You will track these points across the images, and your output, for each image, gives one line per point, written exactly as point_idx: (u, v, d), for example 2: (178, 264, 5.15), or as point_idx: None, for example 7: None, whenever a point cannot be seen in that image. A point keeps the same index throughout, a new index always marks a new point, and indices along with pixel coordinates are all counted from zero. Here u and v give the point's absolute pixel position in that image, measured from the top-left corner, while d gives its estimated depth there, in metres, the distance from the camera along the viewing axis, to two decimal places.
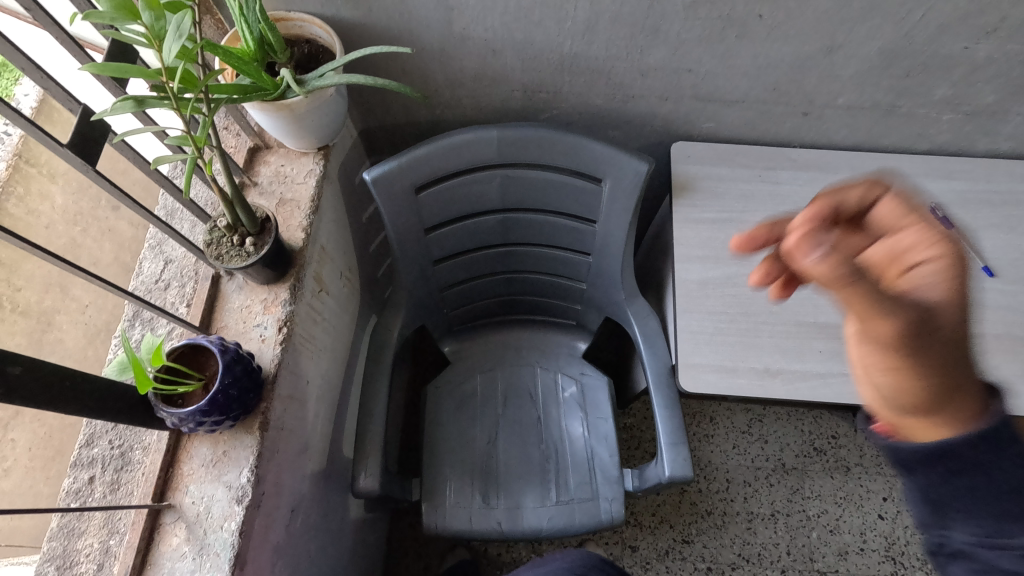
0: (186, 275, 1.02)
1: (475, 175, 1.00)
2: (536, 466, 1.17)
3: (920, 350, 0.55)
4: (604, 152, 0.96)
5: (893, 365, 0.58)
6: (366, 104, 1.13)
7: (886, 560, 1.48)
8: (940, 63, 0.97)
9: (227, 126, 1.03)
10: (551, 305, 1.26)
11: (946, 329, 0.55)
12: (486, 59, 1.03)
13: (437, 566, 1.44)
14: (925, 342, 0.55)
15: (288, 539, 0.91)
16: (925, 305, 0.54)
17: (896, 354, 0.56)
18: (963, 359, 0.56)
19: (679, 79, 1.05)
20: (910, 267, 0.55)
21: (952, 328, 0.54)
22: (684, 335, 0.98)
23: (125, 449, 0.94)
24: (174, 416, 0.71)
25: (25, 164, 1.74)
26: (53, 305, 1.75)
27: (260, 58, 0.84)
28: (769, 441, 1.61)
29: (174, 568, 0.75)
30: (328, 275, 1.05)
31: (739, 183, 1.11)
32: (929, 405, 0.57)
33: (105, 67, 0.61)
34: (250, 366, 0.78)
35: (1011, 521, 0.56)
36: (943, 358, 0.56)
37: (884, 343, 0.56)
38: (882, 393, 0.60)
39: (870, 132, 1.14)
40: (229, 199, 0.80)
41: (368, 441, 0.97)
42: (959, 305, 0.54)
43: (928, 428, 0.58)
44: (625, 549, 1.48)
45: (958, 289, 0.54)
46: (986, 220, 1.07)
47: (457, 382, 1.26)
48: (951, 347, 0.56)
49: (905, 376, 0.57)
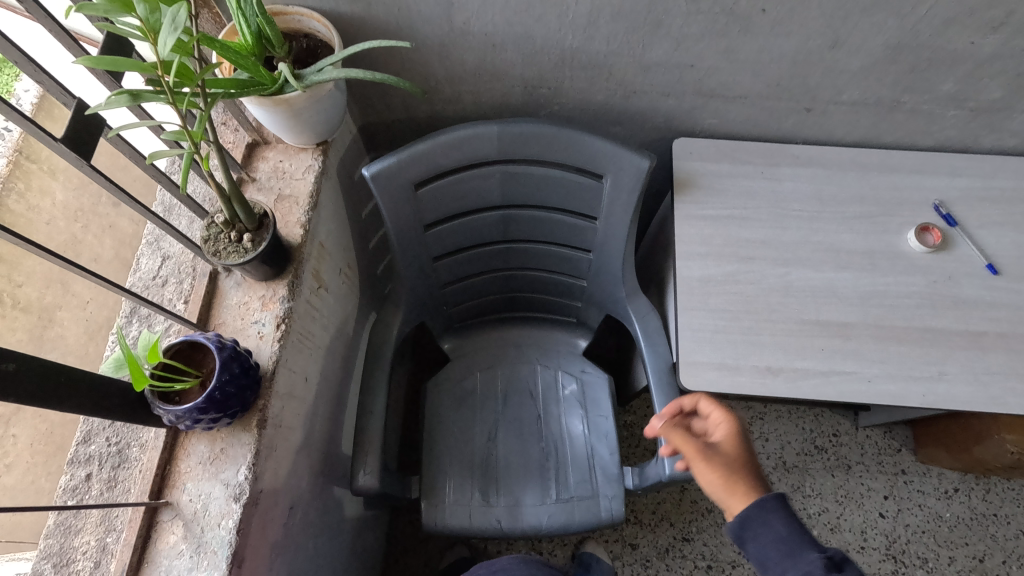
0: (183, 272, 1.04)
1: (474, 172, 1.00)
2: (536, 464, 1.17)
3: (721, 460, 0.75)
4: (604, 148, 0.95)
5: (715, 479, 0.74)
6: (366, 99, 1.13)
7: (887, 558, 1.48)
8: (946, 58, 0.96)
9: (225, 122, 1.03)
10: (551, 302, 1.25)
11: (734, 450, 0.76)
12: (486, 54, 1.02)
13: (436, 563, 1.44)
14: (721, 453, 0.76)
15: (286, 536, 0.91)
16: (721, 425, 0.79)
17: (704, 463, 0.75)
18: (754, 469, 0.75)
19: (681, 74, 1.04)
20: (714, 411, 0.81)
21: (732, 446, 0.76)
22: (685, 333, 0.98)
23: (123, 445, 0.96)
24: (170, 414, 0.71)
25: (25, 160, 1.74)
26: (54, 301, 1.75)
27: (257, 53, 0.83)
28: (769, 439, 1.61)
29: (171, 565, 0.75)
30: (327, 271, 1.04)
31: (741, 179, 1.10)
32: (735, 494, 0.73)
33: (98, 60, 0.60)
34: (247, 363, 0.78)
35: (791, 557, 0.68)
36: (741, 468, 0.74)
37: (697, 454, 0.77)
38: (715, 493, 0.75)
39: (873, 128, 1.13)
40: (226, 195, 0.79)
41: (366, 439, 0.97)
42: (742, 435, 0.77)
43: (741, 499, 0.72)
44: (625, 547, 1.48)
45: (740, 429, 0.78)
46: (990, 217, 1.06)
47: (456, 379, 1.25)
48: (744, 465, 0.75)
49: (720, 482, 0.73)
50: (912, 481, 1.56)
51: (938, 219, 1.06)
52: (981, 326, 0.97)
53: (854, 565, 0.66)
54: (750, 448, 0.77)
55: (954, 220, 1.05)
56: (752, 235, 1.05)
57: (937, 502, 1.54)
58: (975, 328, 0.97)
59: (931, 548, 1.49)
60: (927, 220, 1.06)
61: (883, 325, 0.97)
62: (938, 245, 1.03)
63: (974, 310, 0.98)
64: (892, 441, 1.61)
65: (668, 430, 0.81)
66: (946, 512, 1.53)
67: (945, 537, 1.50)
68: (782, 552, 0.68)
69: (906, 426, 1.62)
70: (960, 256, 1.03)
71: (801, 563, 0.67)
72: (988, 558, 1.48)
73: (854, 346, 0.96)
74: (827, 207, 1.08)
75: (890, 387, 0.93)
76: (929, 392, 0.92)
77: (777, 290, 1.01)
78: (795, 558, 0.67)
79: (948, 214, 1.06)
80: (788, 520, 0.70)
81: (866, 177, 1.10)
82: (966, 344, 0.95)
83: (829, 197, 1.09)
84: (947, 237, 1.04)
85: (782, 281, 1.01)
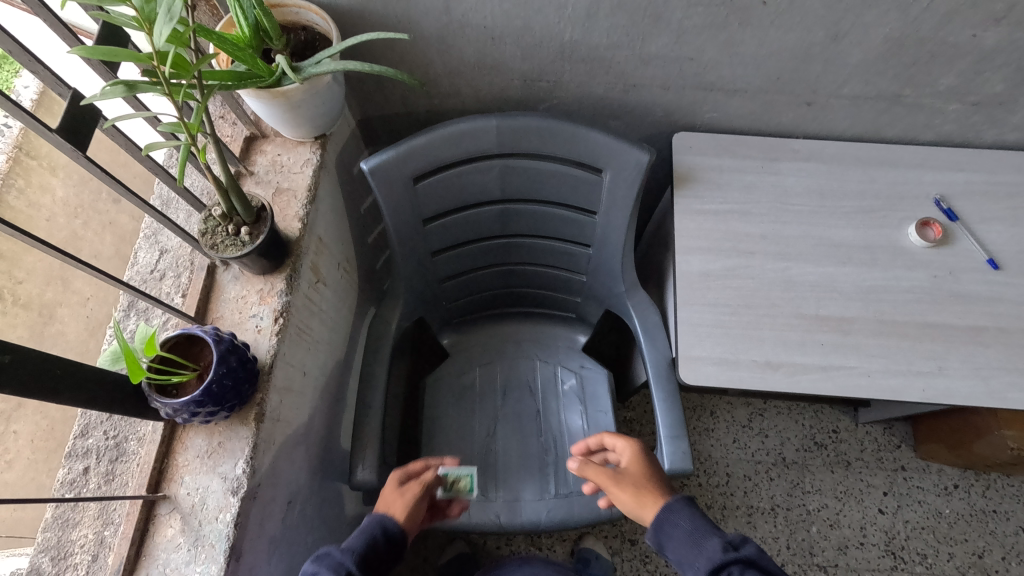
0: (181, 265, 1.03)
1: (473, 166, 0.99)
2: (535, 459, 1.16)
3: (629, 480, 0.89)
4: (604, 142, 0.95)
5: (628, 497, 0.88)
6: (364, 92, 1.12)
7: (886, 554, 1.48)
8: (947, 51, 0.96)
9: (223, 115, 1.03)
10: (550, 297, 1.25)
11: (639, 468, 0.91)
12: (485, 47, 1.01)
13: (436, 558, 1.44)
14: (628, 474, 0.90)
15: (285, 530, 0.91)
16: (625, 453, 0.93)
17: (616, 487, 0.89)
18: (656, 478, 0.89)
19: (681, 68, 1.03)
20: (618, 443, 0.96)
21: (637, 465, 0.91)
22: (684, 327, 0.97)
23: (120, 439, 0.96)
24: (168, 407, 0.71)
25: (25, 157, 1.68)
26: (54, 297, 1.74)
27: (255, 45, 0.82)
28: (769, 435, 1.61)
29: (168, 558, 0.75)
30: (325, 266, 1.04)
31: (741, 174, 1.10)
32: (645, 503, 0.87)
33: (94, 50, 0.60)
34: (245, 357, 0.78)
35: (698, 547, 0.79)
36: (645, 480, 0.89)
37: (611, 482, 0.91)
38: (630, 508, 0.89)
39: (874, 123, 1.12)
40: (224, 188, 0.79)
41: (365, 433, 0.97)
42: (643, 454, 0.92)
43: (649, 504, 0.86)
44: (624, 543, 1.48)
45: (641, 450, 0.93)
46: (990, 212, 1.05)
47: (455, 374, 1.25)
48: (647, 476, 0.90)
49: (631, 497, 0.88)
50: (911, 477, 1.56)
51: (939, 214, 1.05)
52: (982, 321, 0.96)
53: (751, 545, 0.77)
54: (654, 463, 0.92)
55: (955, 215, 1.05)
56: (752, 230, 1.05)
57: (937, 499, 1.54)
58: (976, 323, 0.96)
59: (930, 545, 1.49)
60: (928, 215, 1.05)
61: (883, 320, 0.97)
62: (938, 239, 1.03)
63: (974, 305, 0.98)
64: (892, 437, 1.61)
65: (583, 466, 0.93)
66: (946, 508, 1.53)
67: (944, 534, 1.50)
68: (687, 544, 0.80)
69: (906, 423, 1.62)
70: (961, 251, 1.02)
71: (704, 550, 0.78)
72: (987, 554, 1.48)
73: (853, 341, 0.96)
74: (827, 202, 1.07)
75: (889, 381, 0.92)
76: (929, 387, 0.92)
77: (777, 285, 1.00)
78: (701, 547, 0.79)
79: (949, 208, 1.05)
80: (690, 516, 0.83)
81: (866, 172, 1.10)
82: (967, 339, 0.95)
83: (829, 191, 1.08)
84: (948, 232, 1.04)
85: (782, 276, 1.01)
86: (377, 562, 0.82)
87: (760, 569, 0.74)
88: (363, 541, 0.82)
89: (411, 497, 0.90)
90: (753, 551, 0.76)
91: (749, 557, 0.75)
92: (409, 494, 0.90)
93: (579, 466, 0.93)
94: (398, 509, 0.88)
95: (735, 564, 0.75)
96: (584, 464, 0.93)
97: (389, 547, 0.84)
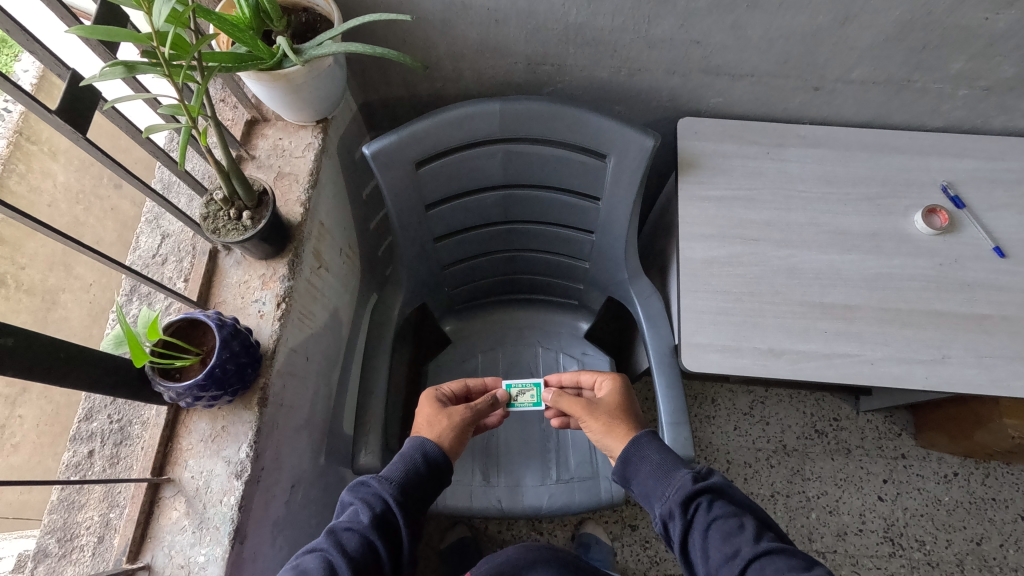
0: (182, 250, 1.01)
1: (476, 151, 0.98)
2: (536, 445, 1.17)
3: (603, 410, 0.92)
4: (608, 126, 0.94)
5: (599, 426, 0.91)
6: (367, 76, 1.11)
7: (884, 541, 1.49)
8: (958, 35, 0.94)
9: (224, 99, 1.01)
10: (553, 284, 1.24)
11: (613, 400, 0.93)
12: (488, 29, 1.00)
13: (437, 542, 1.45)
14: (603, 406, 0.92)
15: (289, 513, 0.91)
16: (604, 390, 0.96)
17: (590, 416, 0.91)
18: (629, 414, 0.92)
19: (687, 51, 1.02)
20: (597, 382, 0.98)
21: (613, 399, 0.93)
22: (687, 314, 0.97)
23: (125, 423, 0.95)
24: (171, 391, 0.71)
25: (25, 141, 1.73)
26: (58, 284, 1.75)
27: (255, 26, 0.81)
28: (771, 422, 1.61)
29: (174, 540, 0.75)
30: (327, 251, 1.03)
31: (746, 160, 1.08)
32: (615, 433, 0.89)
33: (92, 30, 0.60)
34: (247, 341, 0.77)
35: (667, 477, 0.80)
36: (619, 414, 0.91)
37: (585, 411, 0.92)
38: (600, 438, 0.91)
39: (882, 109, 1.11)
40: (224, 171, 0.78)
41: (368, 418, 0.97)
42: (622, 391, 0.95)
43: (619, 436, 0.88)
44: (624, 528, 1.49)
45: (620, 387, 0.96)
46: (998, 200, 1.04)
47: (458, 360, 1.25)
48: (622, 411, 0.92)
49: (604, 425, 0.90)
50: (911, 465, 1.57)
51: (946, 201, 1.04)
52: (987, 309, 0.96)
53: (716, 476, 0.80)
54: (628, 399, 0.95)
55: (962, 202, 1.04)
56: (757, 216, 1.04)
57: (936, 486, 1.54)
58: (981, 312, 0.96)
59: (928, 531, 1.50)
60: (934, 202, 1.04)
61: (887, 307, 0.97)
62: (944, 227, 1.02)
63: (979, 294, 0.97)
64: (893, 425, 1.61)
65: (559, 396, 0.94)
66: (945, 495, 1.53)
67: (943, 521, 1.51)
68: (657, 474, 0.81)
69: (907, 411, 1.62)
70: (967, 238, 1.01)
71: (674, 478, 0.80)
72: (986, 541, 1.49)
73: (857, 328, 0.95)
74: (833, 188, 1.06)
75: (892, 369, 0.92)
76: (932, 374, 0.92)
77: (781, 272, 1.00)
78: (670, 478, 0.80)
79: (956, 196, 1.04)
80: (658, 448, 0.84)
81: (872, 158, 1.09)
82: (972, 327, 0.95)
83: (835, 177, 1.07)
84: (954, 220, 1.03)
85: (786, 263, 1.00)
86: (414, 489, 0.80)
87: (726, 499, 0.77)
88: (401, 469, 0.81)
89: (450, 419, 0.89)
90: (719, 481, 0.79)
91: (716, 487, 0.78)
92: (451, 416, 0.89)
93: (553, 396, 0.95)
94: (440, 433, 0.87)
95: (703, 494, 0.77)
96: (561, 394, 0.95)
97: (428, 471, 0.83)
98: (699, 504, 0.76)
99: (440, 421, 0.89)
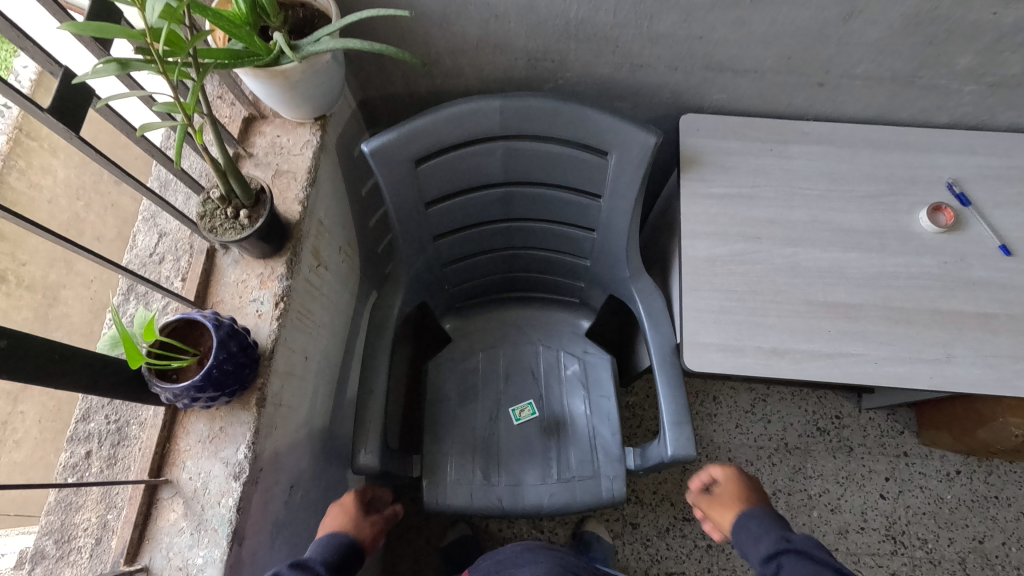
0: (181, 248, 0.98)
1: (475, 148, 0.97)
2: (537, 444, 1.17)
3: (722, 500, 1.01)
4: (609, 123, 0.93)
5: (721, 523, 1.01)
6: (365, 72, 1.10)
7: (886, 539, 1.48)
8: (965, 30, 0.93)
9: (220, 95, 0.99)
10: (554, 282, 1.23)
11: (729, 493, 1.01)
12: (488, 25, 0.99)
13: (438, 540, 1.45)
14: (721, 500, 1.02)
15: (288, 514, 0.91)
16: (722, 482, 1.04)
17: (712, 511, 1.03)
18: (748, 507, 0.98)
19: (689, 47, 1.01)
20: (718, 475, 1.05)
21: (727, 493, 1.01)
22: (689, 313, 0.96)
23: (122, 423, 0.95)
24: (168, 392, 0.70)
25: (25, 137, 1.72)
26: (58, 279, 1.74)
27: (252, 22, 0.80)
28: (772, 420, 1.60)
29: (172, 542, 0.75)
30: (326, 250, 1.03)
31: (749, 157, 1.07)
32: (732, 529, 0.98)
33: (85, 26, 0.59)
34: (245, 342, 0.77)
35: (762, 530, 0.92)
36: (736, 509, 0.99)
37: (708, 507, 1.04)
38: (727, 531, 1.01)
39: (887, 105, 1.09)
40: (221, 169, 0.77)
41: (367, 417, 0.97)
42: (738, 483, 1.02)
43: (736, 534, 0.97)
44: (626, 526, 1.49)
45: (738, 480, 1.02)
46: (1004, 197, 1.03)
47: (458, 358, 1.24)
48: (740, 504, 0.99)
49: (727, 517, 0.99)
50: (914, 463, 1.56)
51: (951, 198, 1.03)
52: (992, 308, 0.95)
53: (810, 539, 0.88)
54: (749, 484, 1.02)
55: (968, 199, 1.03)
56: (760, 214, 1.03)
57: (939, 484, 1.54)
58: (986, 310, 0.95)
59: (930, 529, 1.49)
60: (939, 199, 1.03)
61: (891, 306, 0.96)
62: (950, 225, 1.01)
63: (984, 292, 0.96)
64: (895, 423, 1.60)
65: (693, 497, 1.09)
66: (947, 494, 1.53)
67: (945, 519, 1.50)
68: (755, 536, 0.93)
69: (909, 408, 1.61)
70: (972, 236, 1.00)
71: (769, 537, 0.91)
72: (988, 540, 1.48)
73: (861, 327, 0.94)
74: (836, 185, 1.05)
75: (896, 368, 0.91)
76: (937, 374, 0.91)
77: (784, 271, 0.99)
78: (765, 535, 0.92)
79: (961, 193, 1.03)
80: (761, 516, 0.94)
81: (877, 155, 1.07)
82: (976, 326, 0.94)
83: (839, 174, 1.06)
84: (959, 217, 1.02)
85: (789, 261, 0.99)
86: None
87: (810, 559, 0.85)
88: (333, 561, 0.84)
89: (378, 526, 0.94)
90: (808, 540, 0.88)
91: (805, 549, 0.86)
92: (378, 522, 0.94)
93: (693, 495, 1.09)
94: (365, 534, 0.91)
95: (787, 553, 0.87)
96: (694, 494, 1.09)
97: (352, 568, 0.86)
98: (782, 561, 0.87)
99: (366, 524, 0.93)
